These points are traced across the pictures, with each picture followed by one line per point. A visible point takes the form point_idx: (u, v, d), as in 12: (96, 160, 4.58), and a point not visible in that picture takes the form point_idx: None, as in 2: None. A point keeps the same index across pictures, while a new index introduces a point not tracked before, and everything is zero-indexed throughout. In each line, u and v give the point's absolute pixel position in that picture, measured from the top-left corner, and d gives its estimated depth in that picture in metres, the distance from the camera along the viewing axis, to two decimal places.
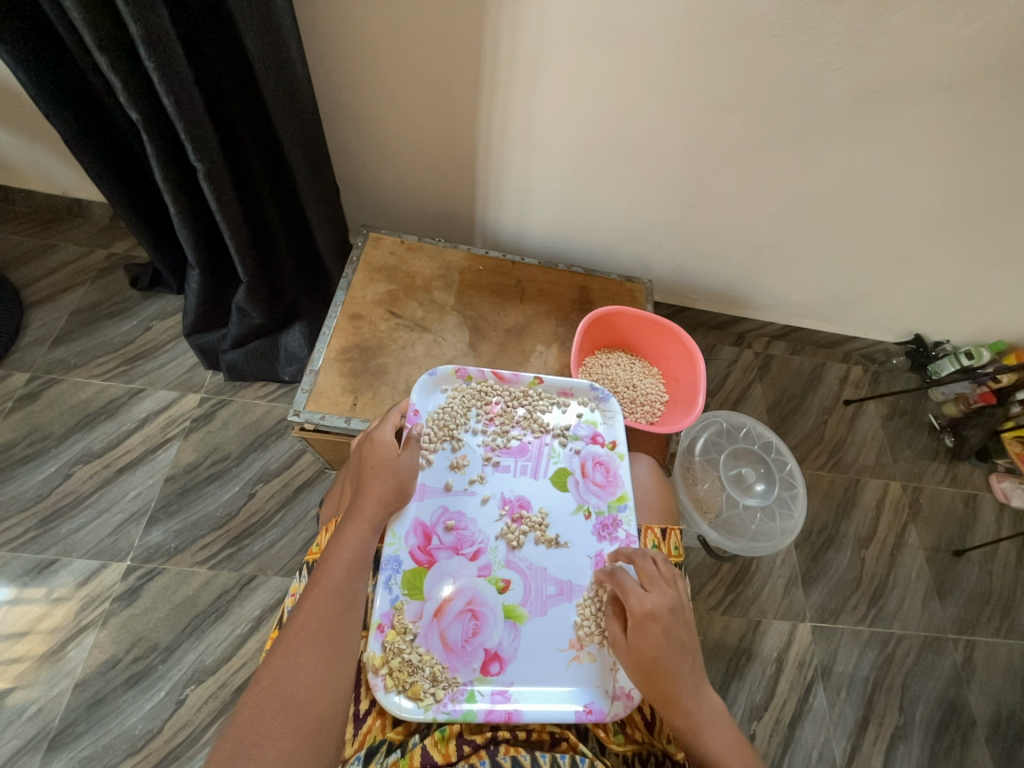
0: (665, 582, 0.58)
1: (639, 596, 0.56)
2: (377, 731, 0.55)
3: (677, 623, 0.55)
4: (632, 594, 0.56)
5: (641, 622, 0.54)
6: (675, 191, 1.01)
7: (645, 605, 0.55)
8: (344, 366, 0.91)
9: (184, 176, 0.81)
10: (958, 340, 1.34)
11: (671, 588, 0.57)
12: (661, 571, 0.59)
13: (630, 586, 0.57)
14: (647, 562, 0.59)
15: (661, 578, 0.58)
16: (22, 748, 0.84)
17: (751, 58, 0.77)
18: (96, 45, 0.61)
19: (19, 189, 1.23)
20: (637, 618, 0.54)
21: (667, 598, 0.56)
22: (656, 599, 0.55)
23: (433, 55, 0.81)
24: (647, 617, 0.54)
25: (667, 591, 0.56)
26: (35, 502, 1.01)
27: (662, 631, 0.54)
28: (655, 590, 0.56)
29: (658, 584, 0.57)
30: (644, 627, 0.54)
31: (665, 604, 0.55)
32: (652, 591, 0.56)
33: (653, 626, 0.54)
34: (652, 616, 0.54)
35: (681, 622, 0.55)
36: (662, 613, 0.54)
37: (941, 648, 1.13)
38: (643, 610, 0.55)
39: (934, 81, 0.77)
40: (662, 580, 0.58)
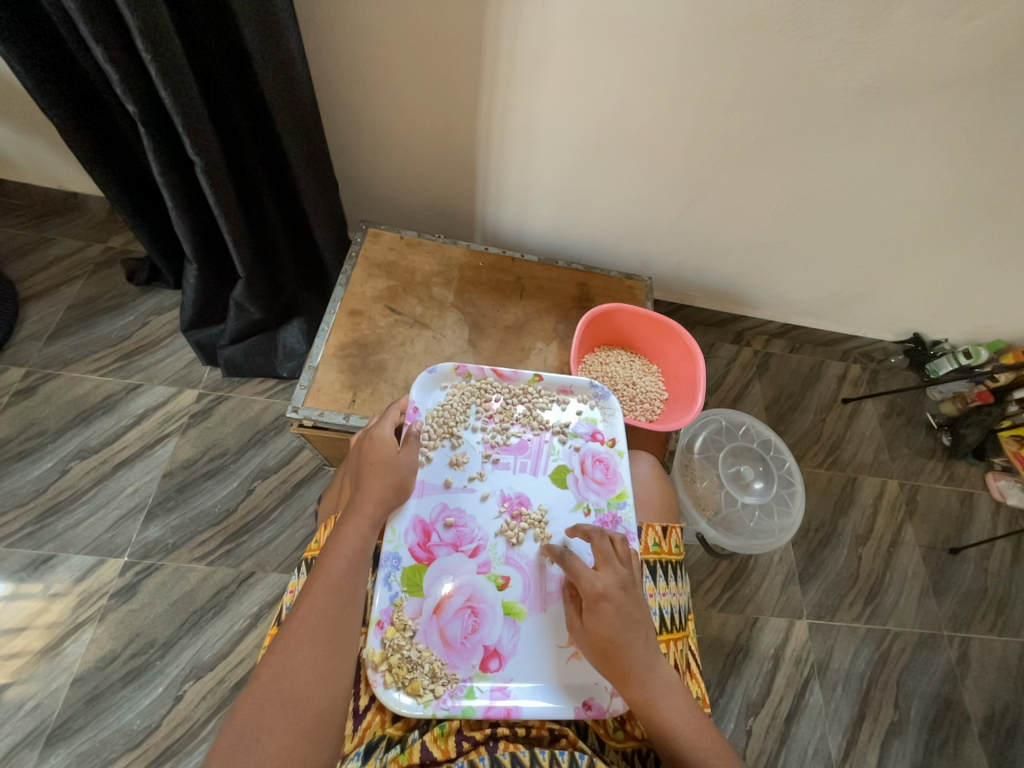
0: (616, 560, 0.57)
1: (591, 578, 0.55)
2: (376, 726, 0.55)
3: (629, 600, 0.55)
4: (583, 575, 0.56)
5: (593, 602, 0.54)
6: (676, 187, 1.01)
7: (597, 587, 0.55)
8: (343, 362, 0.90)
9: (181, 168, 0.80)
10: (956, 338, 1.35)
11: (624, 567, 0.57)
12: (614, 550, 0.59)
13: (582, 568, 0.56)
14: (604, 540, 0.59)
15: (614, 557, 0.58)
16: (19, 744, 0.84)
17: (752, 54, 0.76)
18: (91, 35, 0.60)
19: (15, 183, 1.22)
20: (589, 599, 0.55)
21: (618, 577, 0.56)
22: (607, 579, 0.55)
23: (432, 50, 0.80)
24: (598, 598, 0.54)
25: (618, 571, 0.56)
26: (32, 498, 1.00)
27: (614, 610, 0.54)
28: (606, 569, 0.56)
29: (610, 563, 0.57)
30: (597, 607, 0.54)
31: (616, 583, 0.55)
32: (604, 571, 0.56)
33: (605, 606, 0.54)
34: (603, 596, 0.54)
35: (632, 599, 0.55)
36: (612, 592, 0.54)
37: (936, 645, 1.14)
38: (595, 590, 0.55)
39: (937, 79, 0.77)
40: (614, 559, 0.58)
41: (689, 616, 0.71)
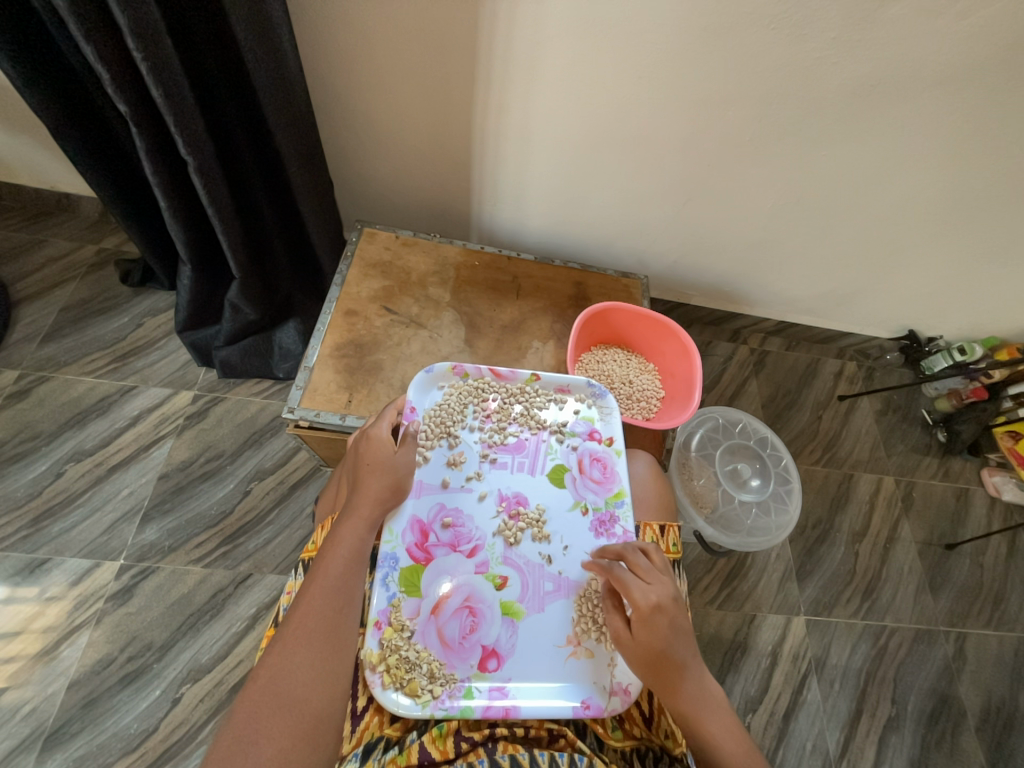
0: (662, 572, 0.57)
1: (643, 590, 0.54)
2: (374, 727, 0.55)
3: (679, 611, 0.54)
4: (636, 588, 0.54)
5: (648, 615, 0.53)
6: (671, 185, 1.01)
7: (650, 599, 0.54)
8: (339, 363, 0.90)
9: (174, 168, 0.79)
10: (951, 335, 1.35)
11: (669, 578, 0.57)
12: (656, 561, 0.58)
13: (632, 581, 0.55)
14: (640, 556, 0.58)
15: (656, 568, 0.57)
16: (15, 749, 0.83)
17: (745, 53, 0.76)
18: (82, 34, 0.59)
19: (7, 184, 1.21)
20: (642, 612, 0.53)
21: (668, 588, 0.55)
22: (659, 591, 0.54)
23: (427, 48, 0.80)
24: (653, 610, 0.53)
25: (666, 582, 0.56)
26: (27, 501, 1.00)
27: (667, 623, 0.53)
28: (656, 581, 0.55)
29: (658, 576, 0.56)
30: (651, 621, 0.53)
31: (669, 595, 0.54)
32: (653, 583, 0.55)
33: (659, 619, 0.53)
34: (658, 609, 0.53)
35: (681, 611, 0.55)
36: (666, 604, 0.54)
37: (933, 640, 1.15)
38: (648, 603, 0.53)
39: (930, 76, 0.77)
40: (660, 571, 0.57)
41: None
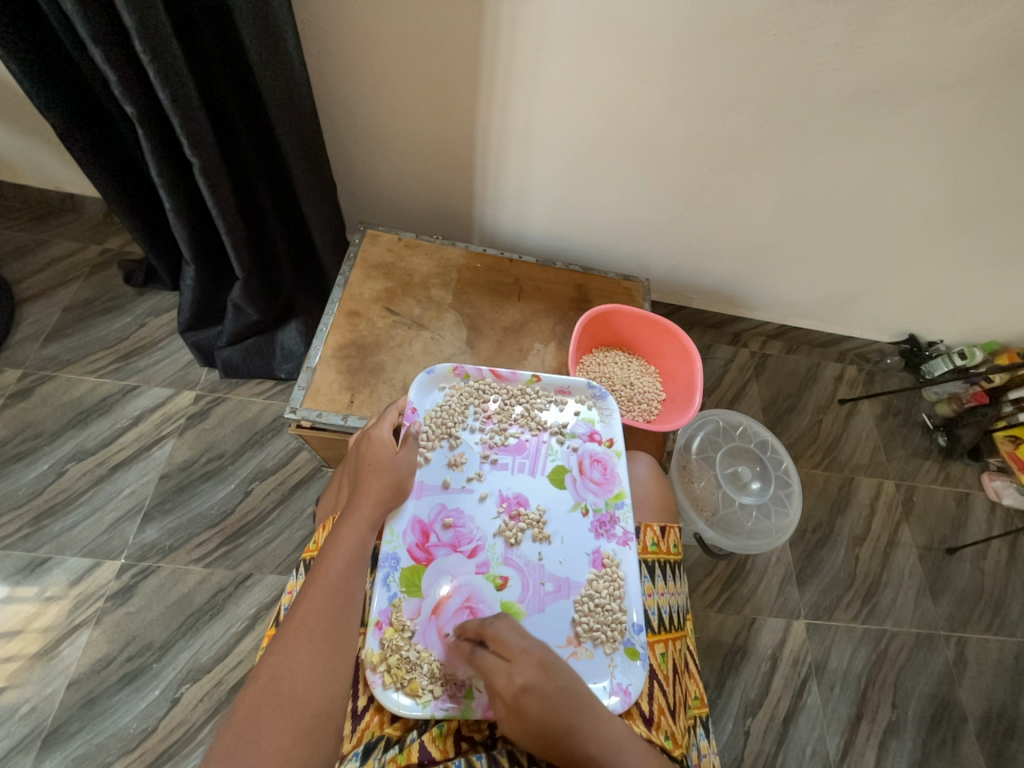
0: (518, 642, 0.50)
1: (506, 674, 0.48)
2: (375, 727, 0.55)
3: (551, 680, 0.48)
4: (497, 675, 0.48)
5: (516, 700, 0.47)
6: (673, 189, 1.02)
7: (513, 681, 0.47)
8: (341, 363, 0.90)
9: (179, 169, 0.80)
10: (952, 340, 1.35)
11: (531, 647, 0.50)
12: (513, 625, 0.52)
13: (496, 665, 0.49)
14: (496, 627, 0.52)
15: (518, 637, 0.51)
16: (14, 748, 0.83)
17: (747, 58, 0.77)
18: (90, 36, 0.60)
19: (12, 184, 1.22)
20: (509, 699, 0.47)
21: (531, 657, 0.49)
22: (523, 668, 0.48)
23: (431, 53, 0.81)
24: (519, 694, 0.47)
25: (528, 651, 0.50)
26: (28, 500, 1.00)
27: (539, 700, 0.47)
28: (518, 657, 0.49)
29: (520, 649, 0.50)
30: (520, 707, 0.46)
31: (533, 667, 0.48)
32: (516, 660, 0.49)
33: (528, 702, 0.46)
34: (525, 688, 0.47)
35: (554, 673, 0.49)
36: (532, 678, 0.48)
37: (933, 645, 1.14)
38: (513, 686, 0.47)
39: (930, 82, 0.78)
40: (520, 640, 0.51)
41: (687, 616, 0.72)
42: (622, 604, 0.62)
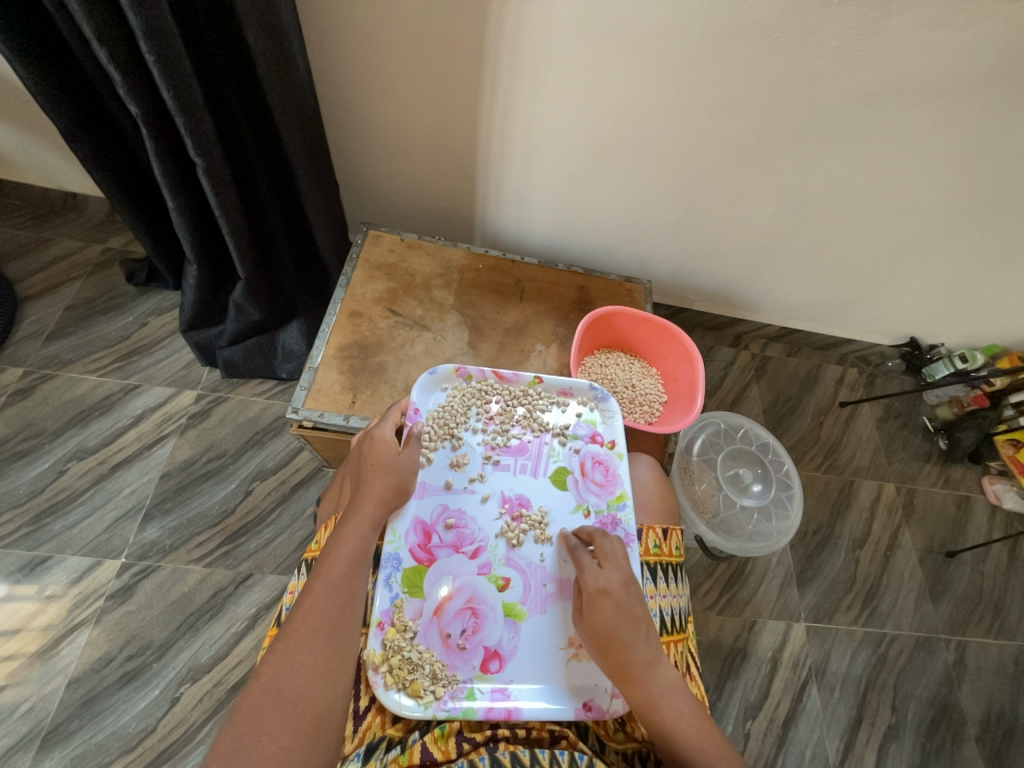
0: (620, 560, 0.59)
1: (594, 574, 0.57)
2: (377, 727, 0.55)
3: (629, 597, 0.56)
4: (587, 570, 0.57)
5: (593, 597, 0.55)
6: (675, 191, 1.02)
7: (597, 583, 0.56)
8: (343, 363, 0.91)
9: (183, 169, 0.80)
10: (952, 343, 1.36)
11: (625, 567, 0.59)
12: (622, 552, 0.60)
13: (587, 564, 0.58)
14: (605, 541, 0.61)
15: (617, 557, 0.59)
16: (14, 747, 0.83)
17: (751, 61, 0.77)
18: (95, 35, 0.60)
19: (14, 183, 1.22)
20: (590, 593, 0.56)
21: (621, 573, 0.57)
22: (609, 576, 0.57)
23: (434, 54, 0.81)
24: (599, 592, 0.55)
25: (621, 568, 0.58)
26: (29, 499, 1.00)
27: (613, 605, 0.54)
28: (609, 567, 0.58)
29: (614, 563, 0.58)
30: (596, 602, 0.55)
31: (618, 580, 0.56)
32: (607, 568, 0.58)
33: (605, 601, 0.55)
34: (605, 591, 0.55)
35: (633, 597, 0.56)
36: (613, 588, 0.56)
37: (933, 648, 1.14)
38: (596, 585, 0.56)
39: (932, 86, 0.78)
40: (619, 558, 0.59)
41: (689, 618, 0.72)
42: None
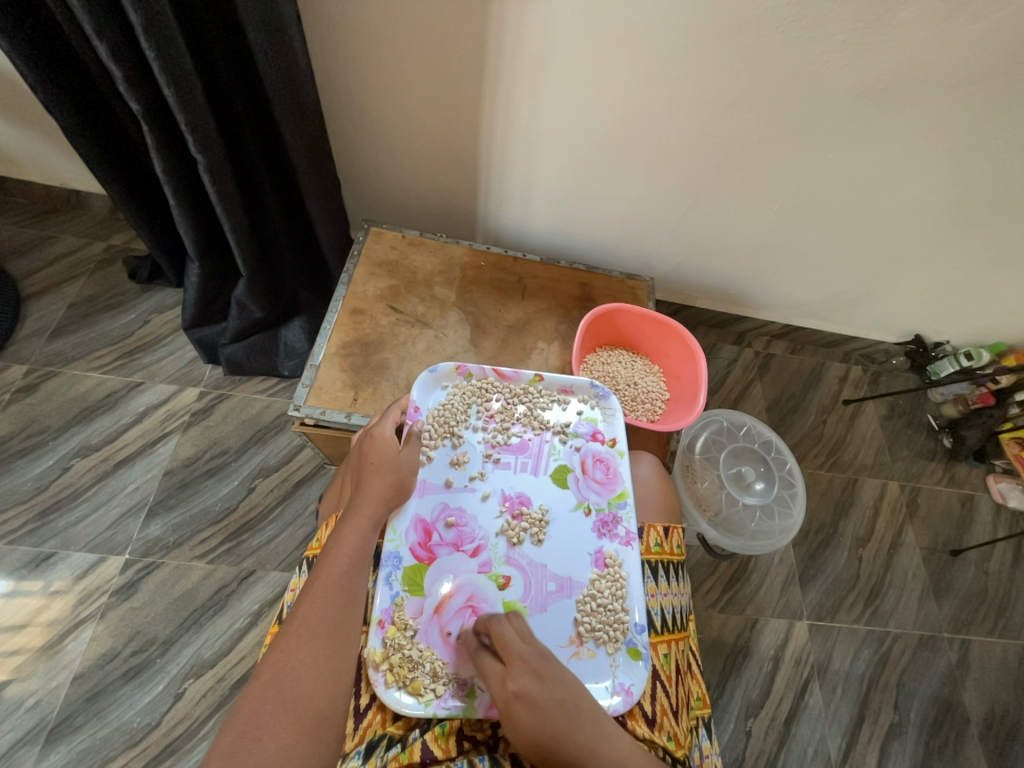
0: (521, 646, 0.52)
1: (500, 678, 0.50)
2: (377, 725, 0.56)
3: (544, 685, 0.49)
4: (491, 679, 0.50)
5: (507, 705, 0.48)
6: (678, 188, 1.01)
7: (505, 686, 0.49)
8: (345, 361, 0.91)
9: (184, 166, 0.80)
10: (958, 341, 1.34)
11: (530, 650, 0.52)
12: (519, 628, 0.55)
13: (489, 669, 0.51)
14: (501, 628, 0.54)
15: (518, 642, 0.53)
16: (20, 741, 0.84)
17: (754, 55, 0.76)
18: (95, 31, 0.60)
19: (18, 181, 1.22)
20: (502, 703, 0.48)
21: (527, 662, 0.51)
22: (515, 674, 0.49)
23: (435, 50, 0.80)
24: (510, 699, 0.48)
25: (525, 656, 0.51)
26: (33, 495, 1.01)
27: (529, 705, 0.47)
28: (513, 661, 0.51)
29: (517, 653, 0.51)
30: (511, 711, 0.47)
31: (524, 673, 0.49)
32: (511, 664, 0.50)
33: (519, 705, 0.47)
34: (516, 693, 0.48)
35: (549, 680, 0.49)
36: (523, 683, 0.49)
37: (936, 647, 1.14)
38: (505, 690, 0.49)
39: (939, 80, 0.77)
40: (521, 644, 0.53)
41: (689, 617, 0.72)
42: (625, 603, 0.62)
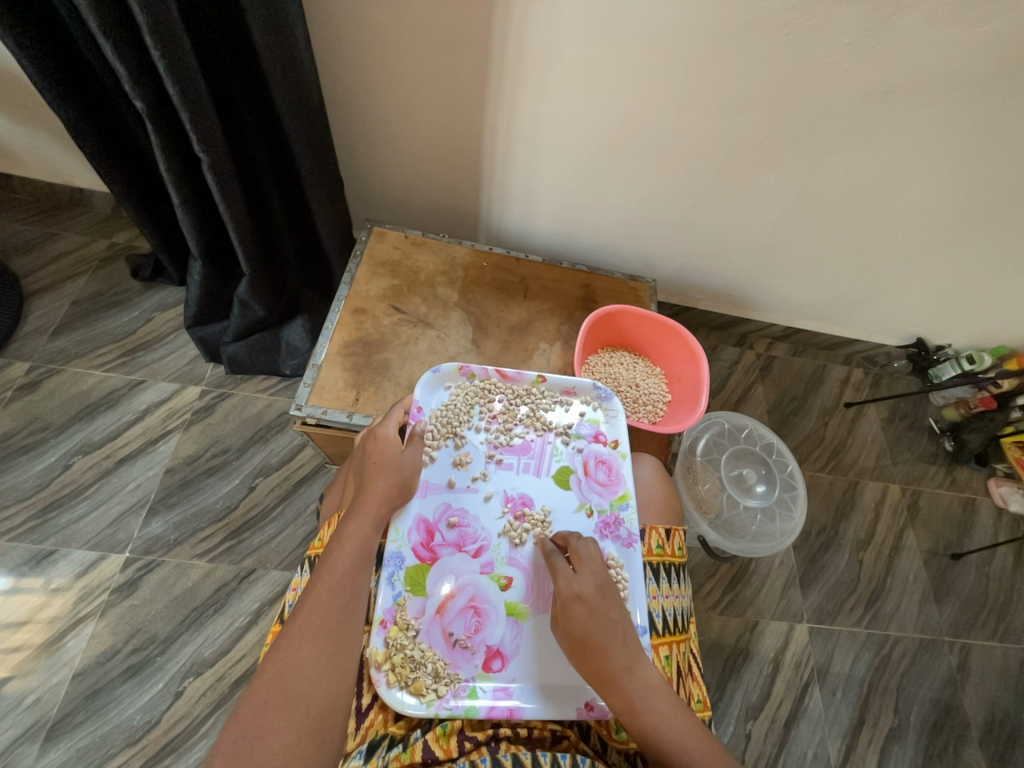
0: (595, 563, 0.57)
1: (568, 579, 0.56)
2: (378, 725, 0.55)
3: (606, 601, 0.54)
4: (561, 576, 0.56)
5: (568, 604, 0.54)
6: (681, 189, 1.01)
7: (573, 588, 0.55)
8: (347, 361, 0.91)
9: (189, 166, 0.80)
10: (960, 344, 1.34)
11: (602, 569, 0.57)
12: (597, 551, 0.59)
13: (561, 568, 0.57)
14: (581, 544, 0.59)
15: (593, 559, 0.58)
16: (20, 738, 0.84)
17: (759, 58, 0.76)
18: (100, 31, 0.60)
19: (21, 178, 1.22)
20: (563, 599, 0.54)
21: (596, 578, 0.56)
22: (583, 582, 0.55)
23: (440, 51, 0.80)
24: (573, 599, 0.54)
25: (596, 572, 0.56)
26: (34, 492, 1.01)
27: (587, 611, 0.53)
28: (584, 571, 0.56)
29: (589, 566, 0.57)
30: (570, 608, 0.54)
31: (592, 585, 0.55)
32: (581, 573, 0.56)
33: (578, 607, 0.53)
34: (578, 597, 0.54)
35: (609, 601, 0.55)
36: (589, 594, 0.54)
37: (936, 650, 1.14)
38: (570, 591, 0.55)
39: (942, 84, 0.77)
40: (594, 561, 0.58)
41: (691, 619, 0.72)
42: (626, 604, 0.62)
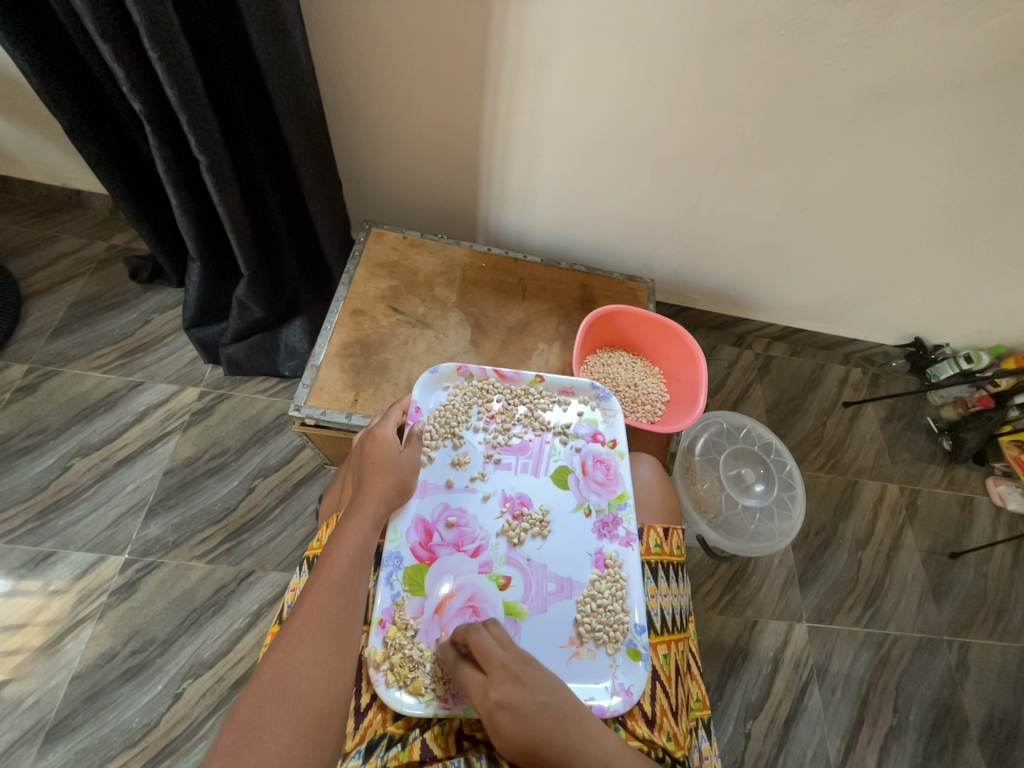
0: (501, 652, 0.50)
1: (481, 686, 0.48)
2: (377, 725, 0.55)
3: (525, 691, 0.48)
4: (473, 688, 0.49)
5: (492, 715, 0.47)
6: (679, 190, 1.01)
7: (489, 695, 0.47)
8: (345, 362, 0.91)
9: (186, 167, 0.80)
10: (958, 343, 1.35)
11: (511, 654, 0.51)
12: (500, 635, 0.52)
13: (472, 678, 0.49)
14: (481, 636, 0.52)
15: (499, 648, 0.51)
16: (18, 740, 0.84)
17: (755, 58, 0.77)
18: (98, 32, 0.60)
19: (19, 180, 1.23)
20: (485, 713, 0.47)
21: (508, 669, 0.49)
22: (496, 682, 0.48)
23: (438, 53, 0.81)
24: (494, 707, 0.47)
25: (505, 662, 0.49)
26: (33, 494, 1.01)
27: (513, 713, 0.46)
28: (493, 668, 0.49)
29: (498, 660, 0.50)
30: (494, 719, 0.46)
31: (506, 680, 0.48)
32: (490, 672, 0.49)
33: (502, 714, 0.46)
34: (499, 702, 0.47)
35: (531, 687, 0.48)
36: (506, 692, 0.47)
37: (935, 649, 1.14)
38: (488, 701, 0.47)
39: (938, 84, 0.77)
40: (501, 650, 0.51)
41: (689, 618, 0.72)
42: (625, 603, 0.62)
